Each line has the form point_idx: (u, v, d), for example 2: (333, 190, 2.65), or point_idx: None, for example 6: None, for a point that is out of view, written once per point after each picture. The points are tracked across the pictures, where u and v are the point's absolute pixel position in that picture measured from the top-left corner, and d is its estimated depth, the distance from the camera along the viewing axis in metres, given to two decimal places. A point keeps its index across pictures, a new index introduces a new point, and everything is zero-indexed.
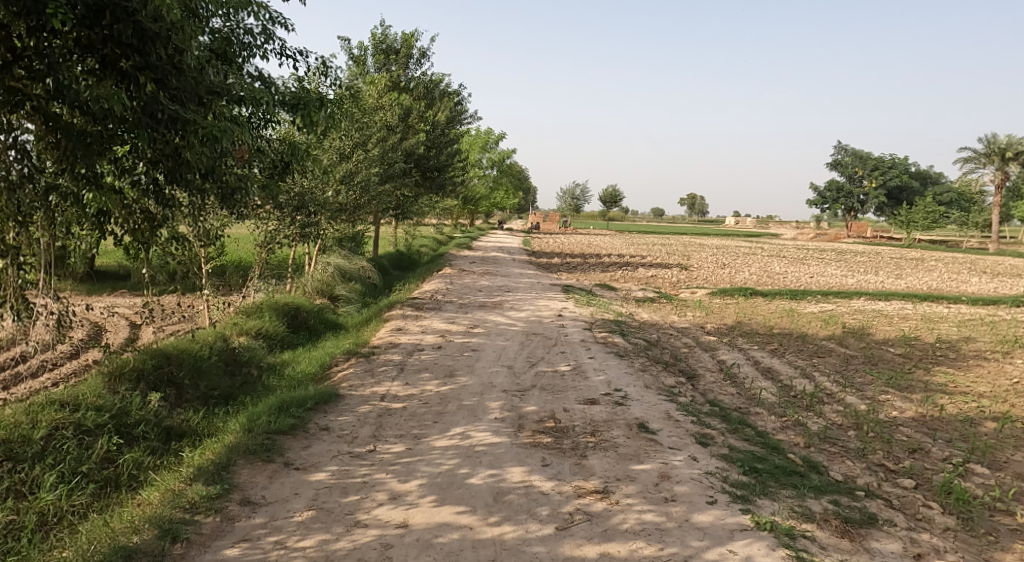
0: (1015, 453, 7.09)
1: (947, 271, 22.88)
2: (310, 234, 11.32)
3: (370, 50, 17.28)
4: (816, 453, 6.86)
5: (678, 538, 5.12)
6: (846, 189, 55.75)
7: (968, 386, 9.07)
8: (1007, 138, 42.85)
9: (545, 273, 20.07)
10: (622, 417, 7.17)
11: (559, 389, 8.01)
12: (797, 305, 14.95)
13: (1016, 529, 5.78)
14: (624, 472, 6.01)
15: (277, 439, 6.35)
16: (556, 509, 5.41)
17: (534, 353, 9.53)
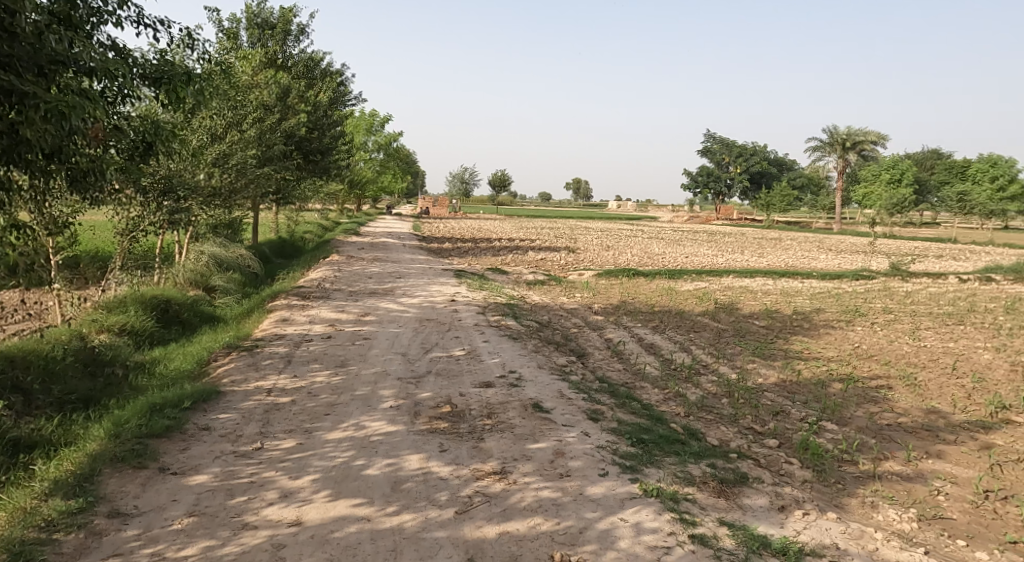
0: (857, 410, 8.08)
1: (803, 250, 24.86)
2: (179, 221, 10.96)
3: (244, 24, 16.90)
4: (694, 421, 7.56)
5: (574, 512, 5.60)
6: (716, 173, 58.15)
7: (819, 352, 10.19)
8: (846, 129, 46.28)
9: (436, 258, 20.35)
10: (517, 398, 7.61)
11: (454, 373, 8.36)
12: (673, 284, 15.92)
13: (859, 476, 6.70)
14: (521, 451, 6.44)
15: (149, 444, 6.33)
16: (455, 494, 5.76)
17: (428, 339, 9.81)
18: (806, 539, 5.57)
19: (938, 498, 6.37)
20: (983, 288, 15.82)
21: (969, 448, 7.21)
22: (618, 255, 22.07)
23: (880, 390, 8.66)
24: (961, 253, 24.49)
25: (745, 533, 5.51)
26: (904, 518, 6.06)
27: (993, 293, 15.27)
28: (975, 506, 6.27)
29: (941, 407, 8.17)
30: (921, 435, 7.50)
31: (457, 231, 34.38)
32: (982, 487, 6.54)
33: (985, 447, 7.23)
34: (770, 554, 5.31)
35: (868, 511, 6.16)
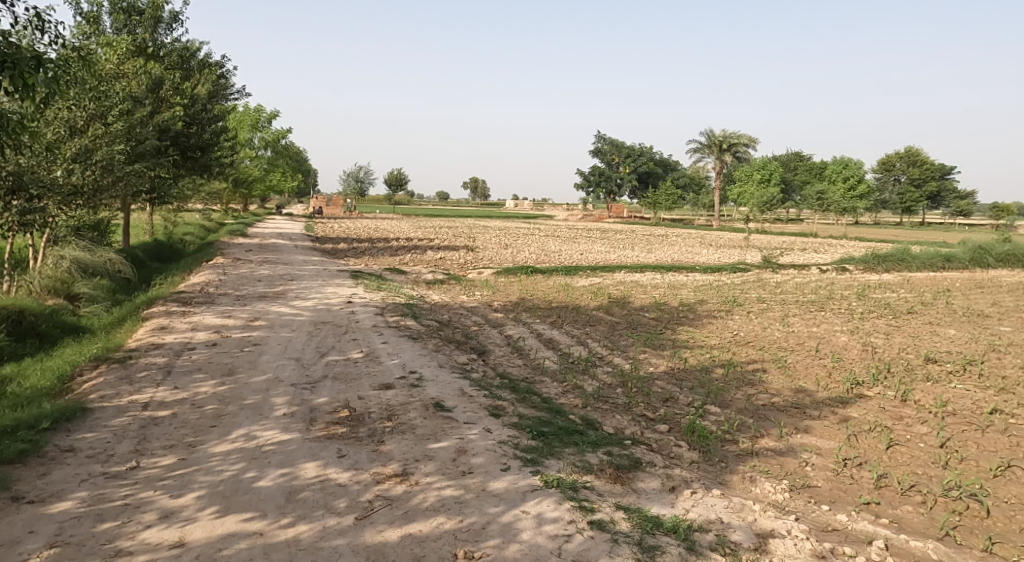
0: (738, 392, 8.80)
1: (688, 245, 26.24)
2: (32, 222, 10.37)
3: (107, 8, 16.03)
4: (591, 411, 8.00)
5: (477, 508, 5.88)
6: (606, 173, 60.85)
7: (704, 340, 10.94)
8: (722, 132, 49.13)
9: (329, 258, 20.13)
10: (418, 399, 7.80)
11: (352, 377, 8.44)
12: (570, 280, 16.52)
13: (739, 454, 7.35)
14: (422, 452, 6.64)
15: (2, 471, 6.08)
16: (354, 499, 5.90)
17: (324, 343, 9.81)
18: (694, 516, 6.11)
19: (806, 469, 7.07)
20: (841, 278, 17.38)
21: (830, 422, 8.01)
22: (514, 253, 22.58)
23: (756, 373, 9.47)
24: (822, 246, 26.72)
25: (639, 515, 5.97)
26: (777, 489, 6.73)
27: (849, 281, 16.83)
28: (836, 473, 6.99)
29: (807, 386, 9.03)
30: (791, 412, 8.27)
31: (351, 231, 33.95)
32: (841, 456, 7.29)
33: (843, 420, 8.06)
34: (662, 532, 5.79)
35: (747, 486, 6.80)
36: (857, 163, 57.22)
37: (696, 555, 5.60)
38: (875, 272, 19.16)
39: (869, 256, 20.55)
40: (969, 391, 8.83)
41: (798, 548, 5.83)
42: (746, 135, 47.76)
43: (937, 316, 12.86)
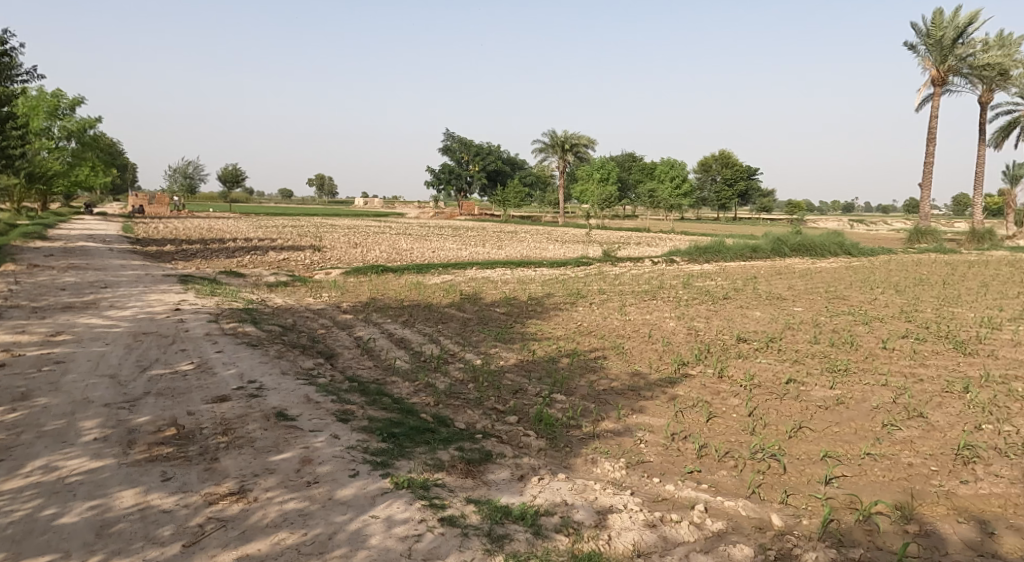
0: (582, 379, 9.33)
1: (534, 241, 27.13)
2: None
3: None
4: (444, 409, 8.14)
5: (322, 518, 5.83)
6: (456, 171, 61.04)
7: (551, 332, 11.43)
8: (565, 132, 50.70)
9: (154, 263, 18.77)
10: (258, 409, 7.53)
11: (179, 391, 7.92)
12: (421, 278, 16.62)
13: (583, 437, 7.82)
14: (263, 466, 6.44)
15: None
16: (182, 526, 5.64)
17: (145, 355, 9.16)
18: (541, 501, 6.45)
19: (640, 446, 7.65)
20: (668, 268, 18.79)
21: (661, 401, 8.70)
22: (362, 252, 22.30)
23: (597, 360, 10.08)
24: (654, 240, 28.69)
25: (489, 506, 6.22)
26: (616, 468, 7.24)
27: (675, 271, 18.23)
28: (665, 447, 7.63)
29: (641, 368, 9.77)
30: (628, 394, 8.90)
31: (181, 232, 31.79)
32: (669, 431, 7.95)
33: (672, 398, 8.78)
34: (510, 521, 6.08)
35: (590, 467, 7.27)
36: (683, 164, 61.85)
37: (542, 539, 5.92)
38: (698, 263, 20.89)
39: (692, 248, 22.34)
40: (771, 364, 9.94)
41: (633, 520, 6.33)
42: (585, 137, 49.65)
43: (747, 300, 14.32)
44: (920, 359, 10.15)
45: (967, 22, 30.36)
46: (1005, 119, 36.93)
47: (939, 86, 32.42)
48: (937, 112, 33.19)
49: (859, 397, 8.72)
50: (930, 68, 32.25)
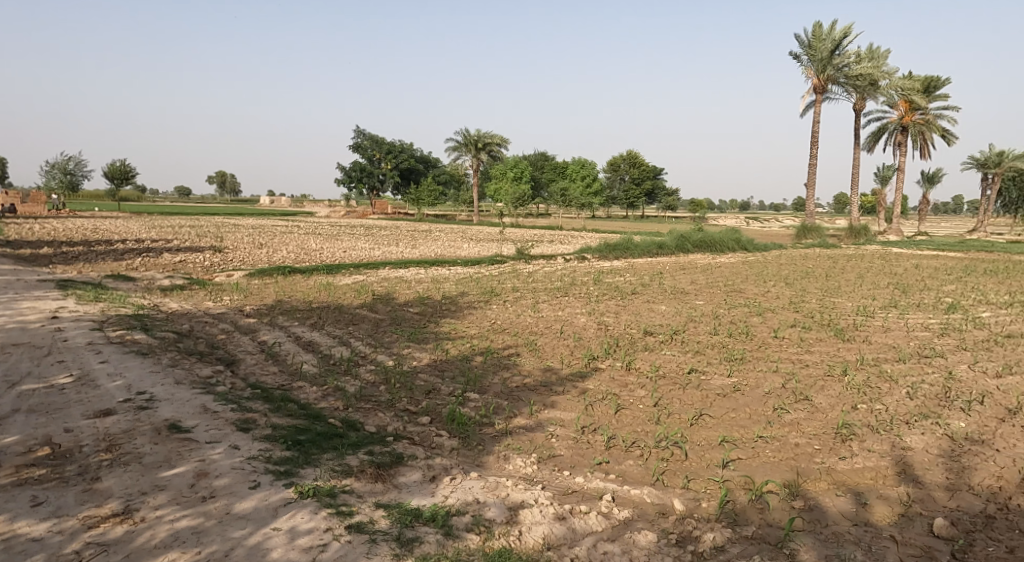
0: (495, 377, 9.31)
1: (448, 239, 26.99)
2: None
3: None
4: (353, 413, 7.95)
5: (218, 534, 5.57)
6: (369, 170, 59.52)
7: (465, 330, 11.37)
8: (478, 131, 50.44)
9: (33, 268, 17.47)
10: (147, 422, 7.13)
11: (56, 407, 7.39)
12: (331, 278, 16.20)
13: (496, 435, 7.81)
14: (151, 482, 6.09)
15: None
16: (55, 554, 5.26)
17: (18, 369, 8.50)
18: (453, 501, 6.40)
19: (552, 441, 7.70)
20: (580, 266, 19.07)
21: (573, 396, 8.79)
22: (270, 253, 21.56)
23: (510, 357, 10.09)
24: (566, 237, 29.09)
25: (399, 510, 6.12)
26: (528, 463, 7.28)
27: (586, 268, 18.51)
28: (576, 440, 7.72)
29: (553, 364, 9.86)
30: (541, 390, 8.95)
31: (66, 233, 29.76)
32: (580, 424, 8.05)
33: (582, 392, 8.90)
34: (421, 523, 5.99)
35: (502, 464, 7.27)
36: (593, 164, 62.93)
37: (453, 539, 5.87)
38: (609, 260, 21.30)
39: (602, 245, 22.74)
40: (675, 355, 10.24)
41: (544, 514, 6.37)
42: (498, 136, 49.65)
43: (654, 295, 14.69)
44: (806, 346, 10.70)
45: (842, 36, 32.35)
46: (874, 124, 39.60)
47: (819, 94, 34.43)
48: (820, 117, 35.13)
49: (753, 384, 9.09)
50: (810, 77, 34.18)
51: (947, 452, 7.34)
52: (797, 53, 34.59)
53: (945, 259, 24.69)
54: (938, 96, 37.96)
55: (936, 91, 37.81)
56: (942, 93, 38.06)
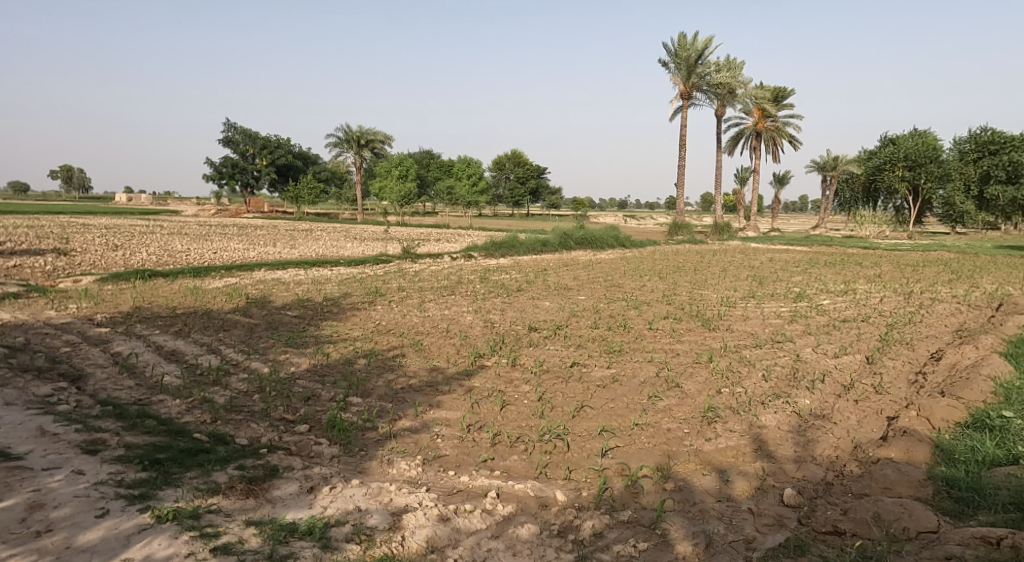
0: (379, 379, 9.05)
1: (329, 239, 26.19)
2: None
3: None
4: (223, 425, 7.48)
5: None
6: (240, 165, 56.89)
7: (347, 333, 11.00)
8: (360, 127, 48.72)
9: None
10: None
11: None
12: (198, 282, 15.27)
13: (379, 439, 7.57)
14: None
15: None
16: None
17: None
18: (332, 512, 6.15)
19: (437, 441, 7.56)
20: (466, 264, 18.99)
21: (459, 394, 8.67)
22: (128, 255, 20.01)
23: (395, 358, 9.85)
24: (452, 235, 29.05)
25: (273, 526, 5.80)
26: (412, 465, 7.09)
27: (473, 266, 18.48)
28: (461, 439, 7.61)
29: (439, 363, 9.70)
30: (427, 391, 8.78)
31: None
32: (465, 423, 7.95)
33: (468, 390, 8.81)
34: (296, 538, 5.71)
35: (385, 468, 7.05)
36: (479, 163, 63.01)
37: (330, 551, 5.62)
38: (494, 258, 21.37)
39: (488, 244, 22.77)
40: (558, 350, 10.35)
41: (427, 516, 6.24)
42: (380, 132, 48.69)
43: (538, 292, 14.83)
44: (678, 337, 11.11)
45: (705, 46, 34.03)
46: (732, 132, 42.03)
47: (686, 101, 36.08)
48: (688, 121, 36.83)
49: (630, 374, 9.33)
50: (677, 84, 35.75)
51: (795, 427, 7.84)
52: (663, 59, 35.91)
53: (793, 252, 26.61)
54: (788, 106, 40.94)
55: (784, 101, 40.90)
56: (787, 105, 41.03)
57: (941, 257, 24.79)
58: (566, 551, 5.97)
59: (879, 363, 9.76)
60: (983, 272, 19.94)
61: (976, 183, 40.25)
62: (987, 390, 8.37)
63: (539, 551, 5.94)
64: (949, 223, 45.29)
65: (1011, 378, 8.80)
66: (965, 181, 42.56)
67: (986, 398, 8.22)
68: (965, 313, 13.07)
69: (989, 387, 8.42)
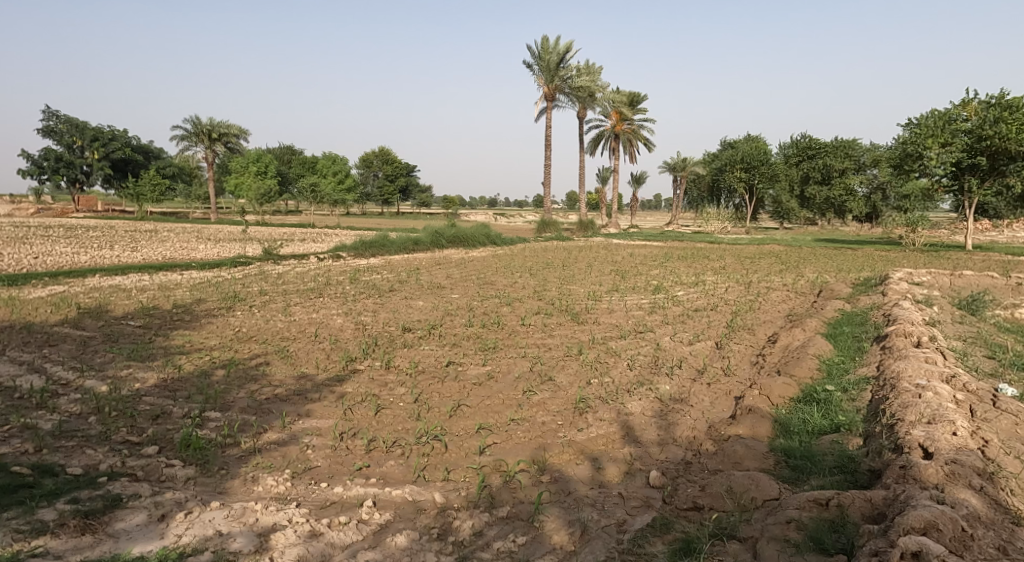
0: (239, 392, 8.32)
1: (178, 241, 24.32)
2: None
3: None
4: (51, 455, 6.59)
5: None
6: (66, 159, 51.57)
7: (201, 342, 10.10)
8: (210, 120, 45.69)
9: None
10: None
11: None
12: (17, 292, 13.54)
13: (241, 456, 6.94)
14: None
15: None
16: None
17: None
18: (188, 541, 5.55)
19: (306, 453, 7.03)
20: (334, 264, 18.21)
21: (329, 402, 8.15)
22: None
23: (258, 367, 9.14)
24: (318, 235, 27.95)
25: None
26: (280, 481, 6.54)
27: (341, 267, 17.74)
28: (334, 448, 7.13)
29: (308, 370, 9.10)
30: (294, 400, 8.18)
31: None
32: (338, 431, 7.47)
33: (339, 396, 8.30)
34: None
35: (249, 486, 6.46)
36: (343, 159, 61.14)
37: None
38: (364, 258, 20.68)
39: (356, 243, 22.00)
40: (433, 350, 10.02)
41: (297, 534, 5.77)
42: (233, 125, 45.93)
43: (411, 291, 14.43)
44: (550, 331, 11.11)
45: (566, 50, 34.72)
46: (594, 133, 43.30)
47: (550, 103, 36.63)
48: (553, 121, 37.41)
49: (504, 370, 9.18)
50: (541, 86, 36.23)
51: (658, 412, 7.98)
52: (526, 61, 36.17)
53: (649, 248, 27.61)
54: (642, 110, 42.76)
55: (639, 106, 42.61)
56: (642, 110, 42.81)
57: (775, 250, 26.77)
58: (446, 554, 5.71)
59: (727, 347, 10.22)
60: (809, 262, 21.71)
61: (797, 183, 45.24)
62: (813, 366, 8.96)
63: (419, 557, 5.64)
64: (777, 220, 49.01)
65: (833, 355, 9.50)
66: (788, 182, 45.54)
67: (813, 374, 8.80)
68: (795, 299, 14.08)
69: (815, 363, 9.04)
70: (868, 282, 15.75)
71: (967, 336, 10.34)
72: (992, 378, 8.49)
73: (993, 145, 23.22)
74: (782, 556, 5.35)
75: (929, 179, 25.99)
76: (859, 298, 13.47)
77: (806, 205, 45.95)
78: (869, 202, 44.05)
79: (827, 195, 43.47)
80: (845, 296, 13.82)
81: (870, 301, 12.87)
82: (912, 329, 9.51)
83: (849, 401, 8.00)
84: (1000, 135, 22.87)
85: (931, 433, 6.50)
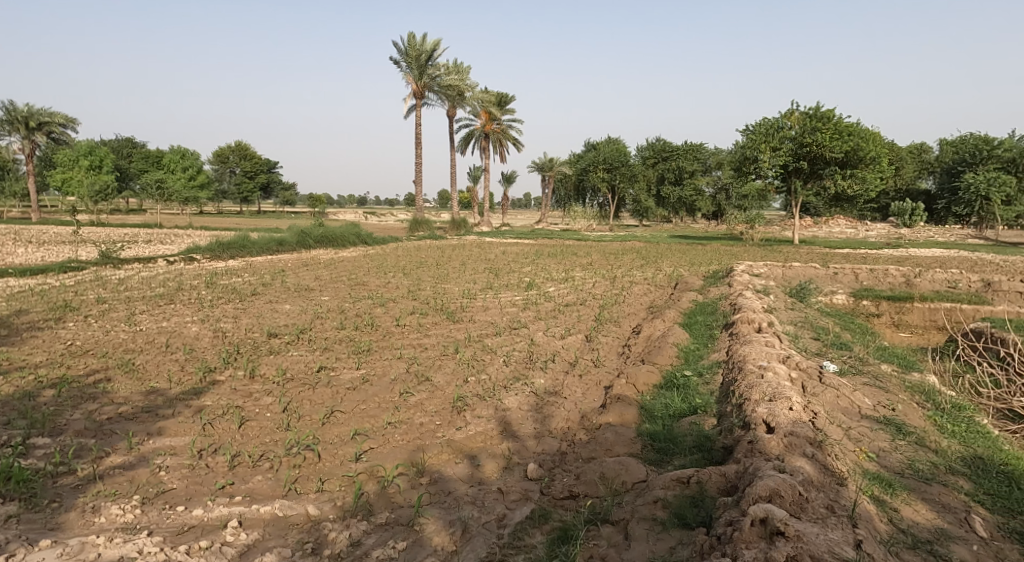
0: (73, 413, 7.31)
1: None
2: None
3: None
4: None
5: None
6: None
7: (24, 360, 8.86)
8: (28, 108, 41.14)
9: None
10: None
11: None
12: None
13: (77, 485, 6.05)
14: None
15: None
16: None
17: None
18: None
19: (159, 475, 6.25)
20: (187, 267, 16.82)
21: (185, 417, 7.32)
22: None
23: (98, 385, 8.11)
24: (162, 235, 25.81)
25: None
26: (128, 509, 5.76)
27: (196, 270, 16.38)
28: (192, 468, 6.38)
29: (160, 386, 8.17)
30: (142, 418, 7.28)
31: None
32: (196, 448, 6.70)
33: (198, 411, 7.50)
34: None
35: (89, 518, 5.64)
36: (191, 153, 57.31)
37: None
38: (220, 260, 19.30)
39: (211, 244, 20.48)
40: (303, 355, 9.35)
41: None
42: (57, 113, 41.64)
43: (276, 294, 13.57)
44: (423, 331, 10.71)
45: (434, 48, 34.29)
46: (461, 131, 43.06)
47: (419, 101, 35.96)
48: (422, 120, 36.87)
49: (380, 373, 8.68)
50: (410, 83, 35.52)
51: (533, 406, 7.80)
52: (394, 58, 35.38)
53: (522, 247, 26.52)
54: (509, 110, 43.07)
55: (507, 106, 42.86)
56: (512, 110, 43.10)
57: (636, 246, 27.68)
58: None
59: (595, 340, 10.25)
60: (665, 257, 22.55)
61: (654, 184, 47.53)
62: (672, 353, 9.15)
63: None
64: (638, 218, 50.54)
65: (690, 342, 9.75)
66: (647, 182, 47.24)
67: (673, 361, 8.97)
68: (654, 292, 14.50)
69: (674, 351, 9.23)
70: (716, 274, 16.54)
71: (798, 320, 10.99)
72: (818, 356, 9.01)
73: (812, 151, 25.32)
74: (650, 535, 5.32)
75: (762, 181, 27.62)
76: (708, 289, 14.06)
77: (661, 204, 48.38)
78: (714, 201, 46.86)
79: (680, 195, 45.91)
80: (697, 287, 14.38)
81: (717, 292, 13.45)
82: (754, 316, 9.92)
83: (704, 385, 8.18)
84: (817, 143, 24.94)
85: (772, 408, 6.67)
